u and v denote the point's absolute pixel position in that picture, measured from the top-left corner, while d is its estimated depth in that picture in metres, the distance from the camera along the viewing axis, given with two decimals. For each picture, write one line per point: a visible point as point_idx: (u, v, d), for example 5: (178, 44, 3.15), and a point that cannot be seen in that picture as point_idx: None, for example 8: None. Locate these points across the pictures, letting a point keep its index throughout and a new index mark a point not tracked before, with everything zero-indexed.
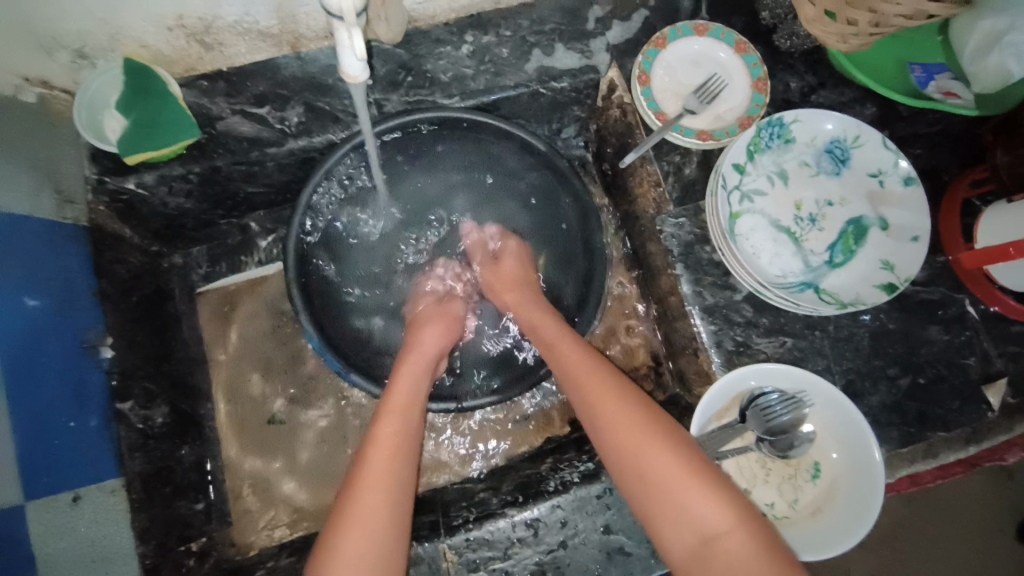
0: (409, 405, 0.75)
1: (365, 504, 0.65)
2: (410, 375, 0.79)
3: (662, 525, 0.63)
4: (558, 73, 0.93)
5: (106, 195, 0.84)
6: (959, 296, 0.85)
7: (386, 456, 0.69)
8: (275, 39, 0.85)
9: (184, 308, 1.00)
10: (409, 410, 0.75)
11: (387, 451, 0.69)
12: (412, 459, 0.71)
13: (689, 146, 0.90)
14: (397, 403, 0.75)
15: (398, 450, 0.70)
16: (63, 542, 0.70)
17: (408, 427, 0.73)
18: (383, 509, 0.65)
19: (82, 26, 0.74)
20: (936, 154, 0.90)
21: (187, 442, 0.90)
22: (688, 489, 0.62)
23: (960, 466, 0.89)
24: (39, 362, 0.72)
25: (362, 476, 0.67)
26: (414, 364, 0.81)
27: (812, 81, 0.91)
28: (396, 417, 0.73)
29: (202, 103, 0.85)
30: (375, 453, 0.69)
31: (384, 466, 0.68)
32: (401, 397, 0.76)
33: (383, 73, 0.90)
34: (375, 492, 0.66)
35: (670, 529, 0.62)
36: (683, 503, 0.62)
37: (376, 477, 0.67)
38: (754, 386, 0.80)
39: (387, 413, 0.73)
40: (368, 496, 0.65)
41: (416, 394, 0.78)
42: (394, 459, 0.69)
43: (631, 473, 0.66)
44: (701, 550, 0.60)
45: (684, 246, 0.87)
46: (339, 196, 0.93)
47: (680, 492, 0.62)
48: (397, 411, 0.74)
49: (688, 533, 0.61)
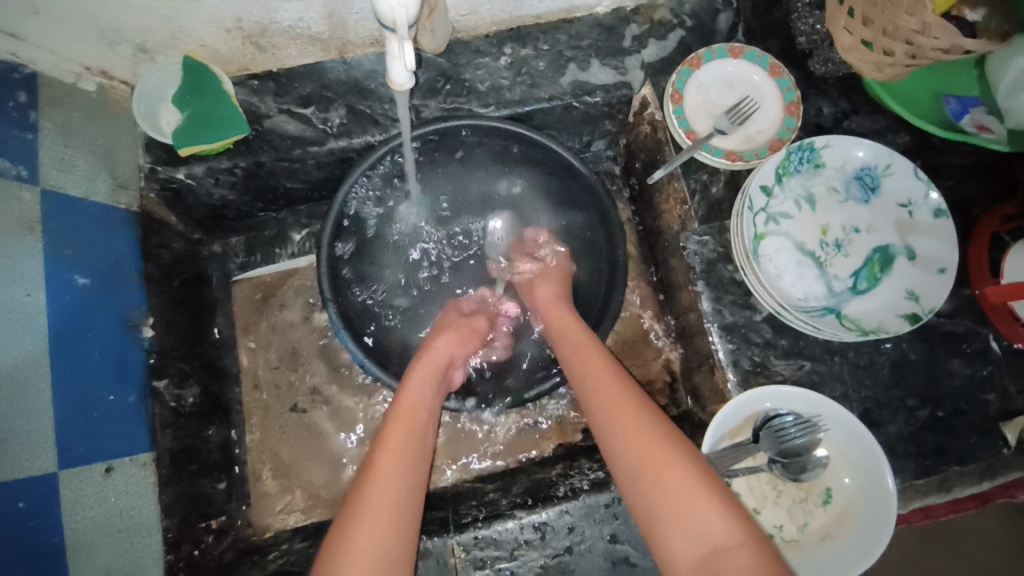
0: (418, 411, 0.78)
1: (375, 502, 0.67)
2: (422, 379, 0.82)
3: (668, 535, 0.63)
4: (592, 88, 0.95)
5: (157, 183, 0.89)
6: (984, 330, 0.85)
7: (394, 458, 0.71)
8: (324, 44, 0.89)
9: (219, 295, 1.04)
10: (417, 416, 0.78)
11: (396, 454, 0.72)
12: (420, 464, 0.73)
13: (718, 166, 0.91)
14: (407, 407, 0.78)
15: (406, 453, 0.73)
16: (91, 510, 0.72)
17: (416, 433, 0.76)
18: (390, 507, 0.67)
19: (145, 24, 0.79)
20: (968, 186, 0.89)
21: (212, 424, 0.95)
22: (694, 499, 0.63)
23: (971, 500, 0.88)
24: (85, 337, 0.76)
25: (371, 478, 0.69)
26: (425, 368, 0.84)
27: (845, 107, 0.92)
28: (404, 423, 0.76)
29: (252, 101, 0.90)
30: (384, 456, 0.72)
31: (393, 468, 0.71)
32: (410, 403, 0.79)
33: (423, 81, 0.94)
34: (384, 492, 0.68)
35: (676, 538, 0.62)
36: (688, 516, 0.62)
37: (385, 478, 0.69)
38: (769, 407, 0.81)
39: (397, 417, 0.76)
40: (378, 495, 0.68)
41: (424, 399, 0.80)
42: (403, 461, 0.72)
43: (638, 485, 0.67)
44: (708, 558, 0.60)
45: (706, 264, 0.88)
46: (374, 195, 0.97)
47: (686, 502, 0.63)
48: (406, 419, 0.77)
49: (695, 542, 0.61)
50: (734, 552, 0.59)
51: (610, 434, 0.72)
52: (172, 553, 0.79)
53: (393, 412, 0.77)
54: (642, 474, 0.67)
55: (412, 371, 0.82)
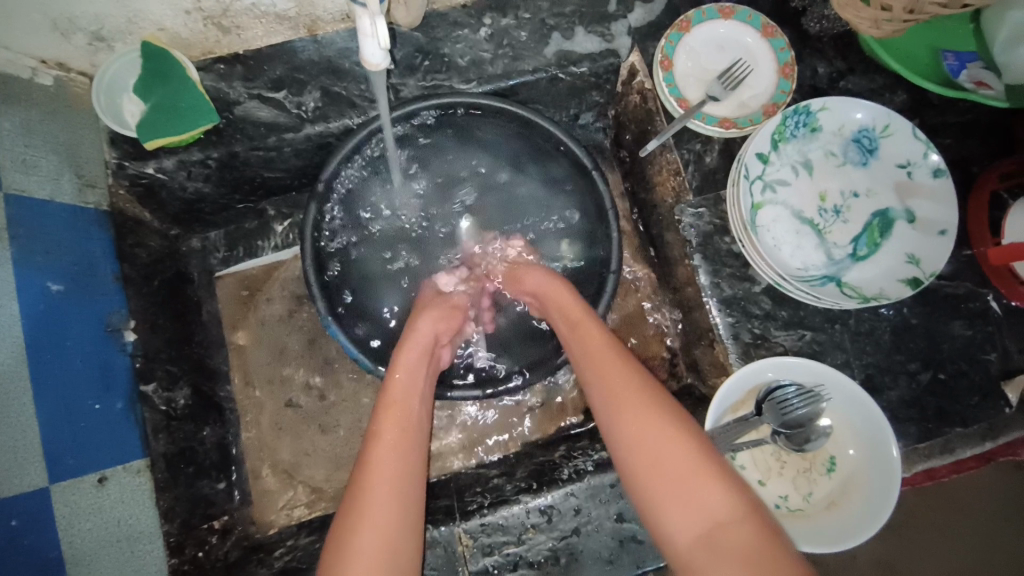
0: (409, 400, 0.75)
1: (376, 506, 0.64)
2: (414, 368, 0.79)
3: (666, 509, 0.62)
4: (578, 58, 0.91)
5: (127, 180, 0.84)
6: (983, 291, 0.84)
7: (394, 456, 0.68)
8: (292, 22, 0.84)
9: (203, 292, 1.01)
10: (409, 407, 0.74)
11: (393, 448, 0.69)
12: (418, 453, 0.71)
13: (712, 134, 0.88)
14: (398, 396, 0.75)
15: (405, 448, 0.70)
16: (88, 521, 0.71)
17: (409, 424, 0.72)
18: (393, 513, 0.64)
19: (100, 9, 0.74)
20: (965, 144, 0.87)
21: (207, 424, 0.92)
22: (695, 474, 0.62)
23: (973, 460, 0.88)
24: (64, 346, 0.73)
25: (369, 472, 0.66)
26: (412, 357, 0.80)
27: (841, 67, 0.89)
28: (399, 415, 0.73)
29: (220, 87, 0.85)
30: (382, 452, 0.68)
31: (392, 464, 0.67)
32: (402, 395, 0.75)
33: (400, 58, 0.89)
34: (387, 492, 0.65)
35: (676, 515, 0.61)
36: (685, 483, 0.62)
37: (387, 476, 0.66)
38: (772, 378, 0.79)
39: (388, 409, 0.73)
40: (377, 500, 0.64)
41: (416, 386, 0.77)
42: (400, 454, 0.69)
43: (633, 457, 0.66)
44: (712, 534, 0.59)
45: (703, 237, 0.86)
46: (357, 179, 0.93)
47: (683, 471, 0.63)
48: (400, 414, 0.73)
49: (696, 516, 0.60)
50: (737, 527, 0.58)
51: (608, 406, 0.71)
52: (175, 557, 0.78)
53: (382, 404, 0.74)
54: (642, 449, 0.66)
55: (400, 360, 0.78)
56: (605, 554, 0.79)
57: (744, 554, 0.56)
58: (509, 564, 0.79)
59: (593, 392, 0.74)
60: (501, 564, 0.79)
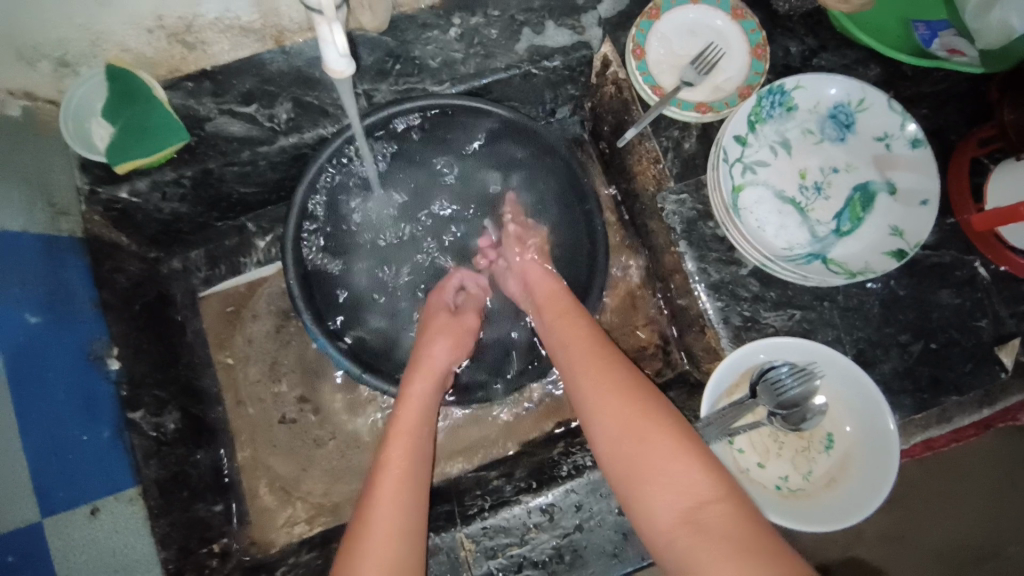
0: (418, 426, 0.77)
1: (379, 529, 0.66)
2: (420, 392, 0.80)
3: (654, 497, 0.62)
4: (550, 52, 0.90)
5: (100, 205, 0.83)
6: (969, 258, 0.84)
7: (397, 479, 0.71)
8: (258, 33, 0.83)
9: (186, 313, 1.00)
10: (419, 435, 0.76)
11: (399, 472, 0.71)
12: (421, 476, 0.73)
13: (689, 120, 0.88)
14: (409, 427, 0.76)
15: (408, 470, 0.72)
16: (83, 554, 0.70)
17: (416, 448, 0.75)
18: (395, 535, 0.66)
19: (63, 34, 0.73)
20: (943, 113, 0.87)
21: (200, 447, 0.91)
22: (673, 454, 0.63)
23: (973, 428, 0.90)
24: (45, 376, 0.72)
25: (375, 498, 0.69)
26: (427, 384, 0.81)
27: (813, 44, 0.89)
28: (408, 444, 0.74)
29: (189, 104, 0.83)
30: (387, 479, 0.71)
31: (396, 490, 0.70)
32: (411, 424, 0.77)
33: (370, 62, 0.87)
34: (389, 515, 0.67)
35: (657, 497, 0.62)
36: (672, 471, 0.62)
37: (388, 500, 0.69)
38: (764, 360, 0.79)
39: (396, 436, 0.75)
40: (380, 523, 0.66)
41: (424, 413, 0.79)
42: (406, 480, 0.71)
43: (618, 445, 0.66)
44: (692, 515, 0.59)
45: (686, 223, 0.86)
46: (333, 187, 0.92)
47: (670, 459, 0.63)
48: (405, 437, 0.75)
49: (675, 498, 0.61)
50: (716, 506, 0.59)
51: (592, 394, 0.71)
52: None
53: (392, 431, 0.76)
54: (623, 436, 0.66)
55: (413, 388, 0.80)
56: (609, 547, 0.78)
57: (723, 533, 0.57)
58: (513, 566, 0.78)
59: (577, 381, 0.73)
60: (505, 565, 0.78)
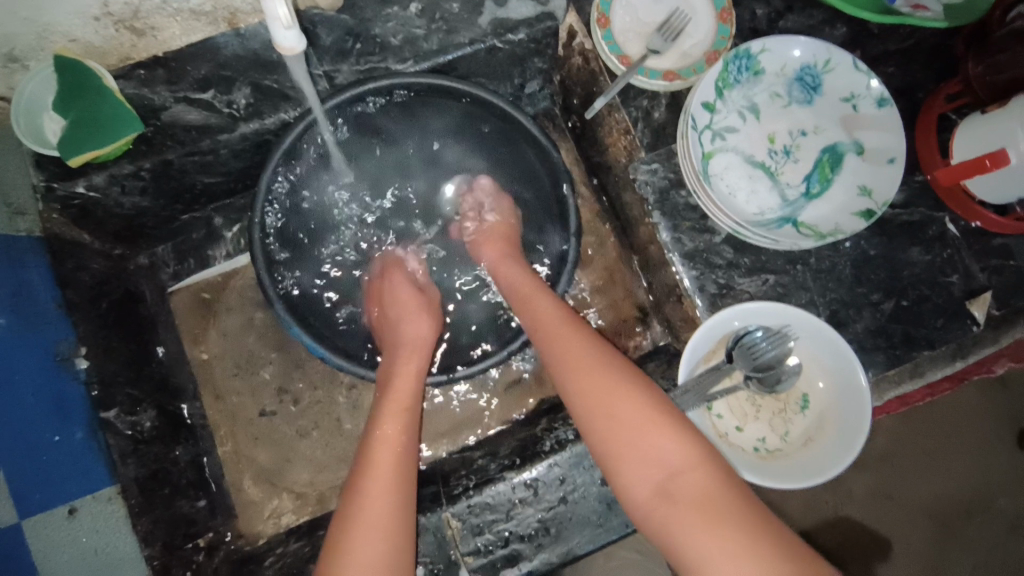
0: (412, 405, 0.78)
1: (373, 508, 0.67)
2: (416, 371, 0.82)
3: (631, 467, 0.63)
4: (514, 24, 0.87)
5: (58, 203, 0.80)
6: (939, 215, 0.85)
7: (393, 453, 0.72)
8: (209, 16, 0.79)
9: (158, 309, 0.98)
10: (414, 409, 0.77)
11: (395, 447, 0.72)
12: (410, 450, 0.73)
13: (657, 89, 0.87)
14: (404, 405, 0.77)
15: (404, 445, 0.73)
16: (63, 554, 0.70)
17: (411, 425, 0.76)
18: (389, 512, 0.67)
19: (7, 29, 0.69)
20: (909, 71, 0.87)
21: (179, 443, 0.90)
22: (644, 423, 0.64)
23: (946, 382, 0.93)
24: (14, 381, 0.71)
25: (373, 470, 0.70)
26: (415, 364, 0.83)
27: (779, 7, 0.88)
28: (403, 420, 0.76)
29: (143, 93, 0.80)
30: (382, 456, 0.71)
31: (393, 464, 0.71)
32: (406, 399, 0.78)
33: (330, 43, 0.84)
34: (384, 494, 0.68)
35: (633, 467, 0.63)
36: (647, 441, 0.63)
37: (382, 476, 0.69)
38: (739, 326, 0.80)
39: (390, 413, 0.76)
40: (374, 499, 0.67)
41: (415, 389, 0.80)
42: (399, 452, 0.72)
43: (593, 416, 0.67)
44: (663, 484, 0.61)
45: (659, 193, 0.85)
46: (296, 178, 0.90)
47: (646, 430, 0.63)
48: (401, 412, 0.76)
49: (646, 468, 0.62)
50: (686, 474, 0.61)
51: (564, 370, 0.71)
52: None
53: (387, 406, 0.77)
54: (596, 407, 0.67)
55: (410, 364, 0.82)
56: (594, 518, 0.79)
57: (692, 499, 0.59)
58: (500, 541, 0.79)
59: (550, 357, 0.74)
60: (492, 541, 0.79)
